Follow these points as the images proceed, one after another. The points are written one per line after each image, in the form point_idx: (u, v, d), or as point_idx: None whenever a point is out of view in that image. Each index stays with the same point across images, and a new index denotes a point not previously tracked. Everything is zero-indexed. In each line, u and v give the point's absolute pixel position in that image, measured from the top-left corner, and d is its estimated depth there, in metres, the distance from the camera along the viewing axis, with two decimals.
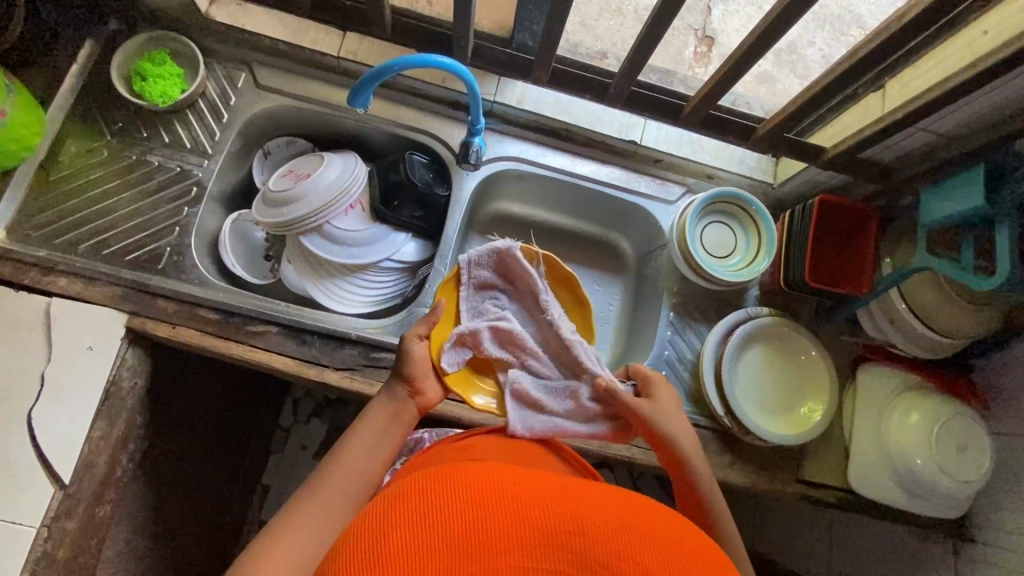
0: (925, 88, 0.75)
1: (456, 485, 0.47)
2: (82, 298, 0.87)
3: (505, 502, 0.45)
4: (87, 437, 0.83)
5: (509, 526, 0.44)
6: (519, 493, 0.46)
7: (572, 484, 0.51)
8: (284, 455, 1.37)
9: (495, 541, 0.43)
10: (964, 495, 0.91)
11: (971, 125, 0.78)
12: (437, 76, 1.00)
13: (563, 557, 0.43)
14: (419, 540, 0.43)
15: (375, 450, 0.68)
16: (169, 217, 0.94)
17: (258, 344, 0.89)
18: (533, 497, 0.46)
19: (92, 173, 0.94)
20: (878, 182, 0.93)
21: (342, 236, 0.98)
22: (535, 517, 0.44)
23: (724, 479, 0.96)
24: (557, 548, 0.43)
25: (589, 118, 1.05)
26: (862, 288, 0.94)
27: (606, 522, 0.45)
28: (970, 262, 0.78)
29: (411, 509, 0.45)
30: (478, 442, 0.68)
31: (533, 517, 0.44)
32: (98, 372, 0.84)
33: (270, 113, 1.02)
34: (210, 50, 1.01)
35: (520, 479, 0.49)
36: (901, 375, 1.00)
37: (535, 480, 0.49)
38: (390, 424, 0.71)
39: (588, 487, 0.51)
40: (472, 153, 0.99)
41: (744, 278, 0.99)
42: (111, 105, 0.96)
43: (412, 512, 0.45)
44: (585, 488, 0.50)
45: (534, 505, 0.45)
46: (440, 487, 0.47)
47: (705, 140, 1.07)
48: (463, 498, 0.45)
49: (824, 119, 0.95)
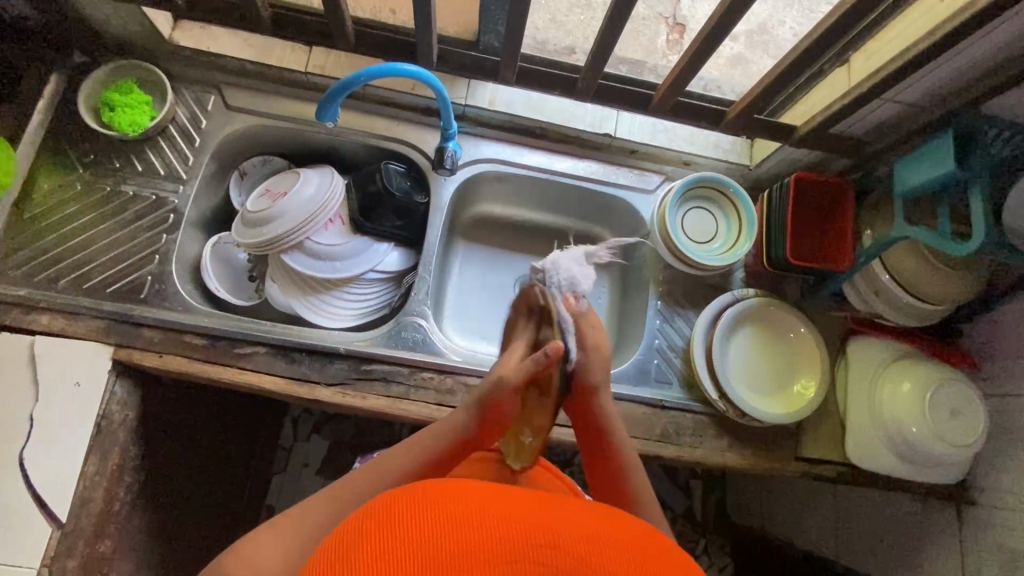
0: (889, 58, 0.75)
1: (439, 500, 0.43)
2: (65, 334, 0.86)
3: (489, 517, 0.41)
4: (82, 473, 0.83)
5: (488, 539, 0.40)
6: (497, 507, 0.43)
7: (550, 503, 0.47)
8: (287, 474, 1.38)
9: (471, 551, 0.39)
10: (961, 459, 0.92)
11: (939, 91, 0.78)
12: (407, 84, 1.01)
13: (543, 575, 0.38)
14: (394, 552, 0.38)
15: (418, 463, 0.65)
16: (147, 246, 0.93)
17: (246, 365, 0.89)
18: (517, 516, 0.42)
19: (67, 208, 0.93)
20: (851, 156, 0.93)
21: (323, 251, 0.97)
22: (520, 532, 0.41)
23: (723, 462, 0.96)
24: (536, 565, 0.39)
25: (563, 114, 1.05)
26: (843, 263, 0.94)
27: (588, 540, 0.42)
28: (947, 228, 0.78)
29: (390, 526, 0.40)
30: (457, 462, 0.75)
31: (509, 528, 0.41)
32: (87, 407, 0.84)
33: (242, 133, 1.01)
34: (178, 75, 1.00)
35: (500, 496, 0.45)
36: (889, 345, 1.00)
37: (513, 498, 0.46)
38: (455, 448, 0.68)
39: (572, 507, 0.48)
40: (447, 158, 0.97)
41: (727, 262, 0.99)
42: (81, 137, 0.96)
43: (392, 527, 0.40)
44: (564, 507, 0.47)
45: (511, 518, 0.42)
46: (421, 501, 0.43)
47: (679, 128, 1.08)
48: (440, 514, 0.41)
49: (794, 98, 0.95)
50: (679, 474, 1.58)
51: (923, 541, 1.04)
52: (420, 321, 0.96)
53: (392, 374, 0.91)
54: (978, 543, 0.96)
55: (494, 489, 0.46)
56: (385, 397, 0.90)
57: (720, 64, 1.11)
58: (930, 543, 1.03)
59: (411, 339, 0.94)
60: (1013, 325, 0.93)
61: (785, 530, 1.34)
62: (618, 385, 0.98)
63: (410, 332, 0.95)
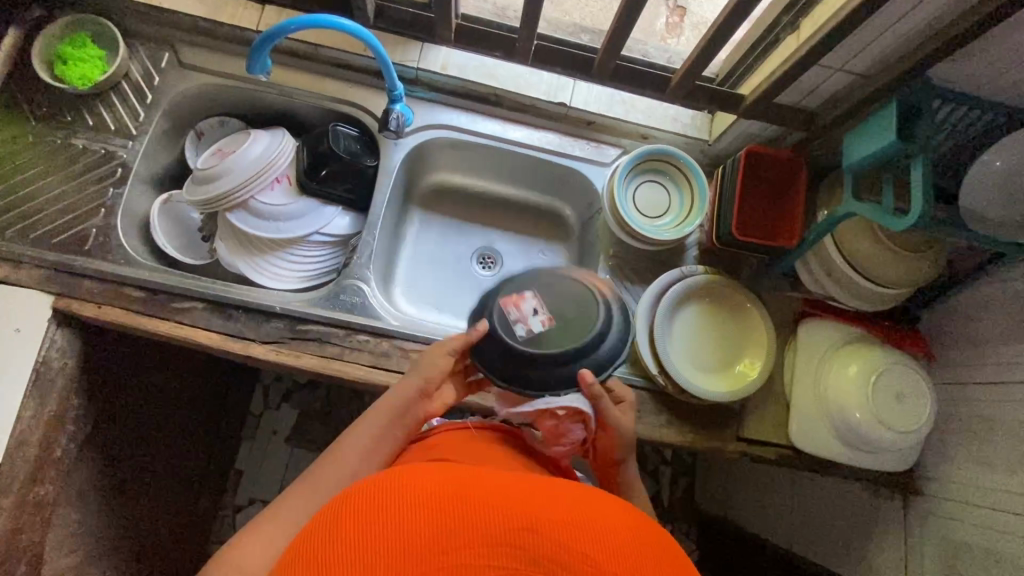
0: (830, 20, 0.72)
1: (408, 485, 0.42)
2: (8, 282, 0.88)
3: (460, 503, 0.41)
4: (17, 416, 0.84)
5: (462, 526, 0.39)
6: (471, 493, 0.42)
7: (534, 482, 0.46)
8: (255, 442, 1.41)
9: (437, 545, 0.38)
10: (903, 446, 0.90)
11: (885, 60, 0.75)
12: (357, 46, 0.99)
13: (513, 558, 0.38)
14: (363, 552, 0.38)
15: (370, 457, 0.66)
16: (94, 199, 0.94)
17: (183, 319, 0.89)
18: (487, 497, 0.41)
19: (18, 159, 0.94)
20: (805, 130, 0.90)
21: (268, 211, 0.97)
22: (490, 515, 0.40)
23: (661, 440, 0.95)
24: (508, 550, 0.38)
25: (518, 81, 1.03)
26: (791, 239, 0.91)
27: (559, 516, 0.41)
28: (891, 203, 0.76)
29: (361, 519, 0.40)
30: (444, 443, 0.65)
31: (479, 513, 0.40)
32: (26, 353, 0.86)
33: (196, 92, 1.01)
34: (133, 31, 1.01)
35: (478, 479, 0.44)
36: (841, 329, 0.98)
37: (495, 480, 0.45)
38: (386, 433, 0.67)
39: (552, 482, 0.47)
40: (393, 119, 0.96)
41: (673, 237, 0.97)
42: (35, 91, 0.97)
43: (361, 519, 0.40)
44: (550, 487, 0.46)
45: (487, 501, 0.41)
46: (392, 487, 0.42)
47: (639, 100, 1.05)
48: (411, 501, 0.40)
49: (750, 69, 0.92)
50: (647, 459, 1.57)
51: (873, 531, 1.01)
52: (362, 285, 0.96)
53: (327, 334, 0.91)
54: (922, 533, 0.94)
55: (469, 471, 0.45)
56: (319, 357, 0.90)
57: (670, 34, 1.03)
58: (879, 533, 1.00)
59: (349, 302, 0.94)
60: (969, 312, 0.90)
61: (744, 518, 1.33)
62: None
63: (350, 295, 0.95)
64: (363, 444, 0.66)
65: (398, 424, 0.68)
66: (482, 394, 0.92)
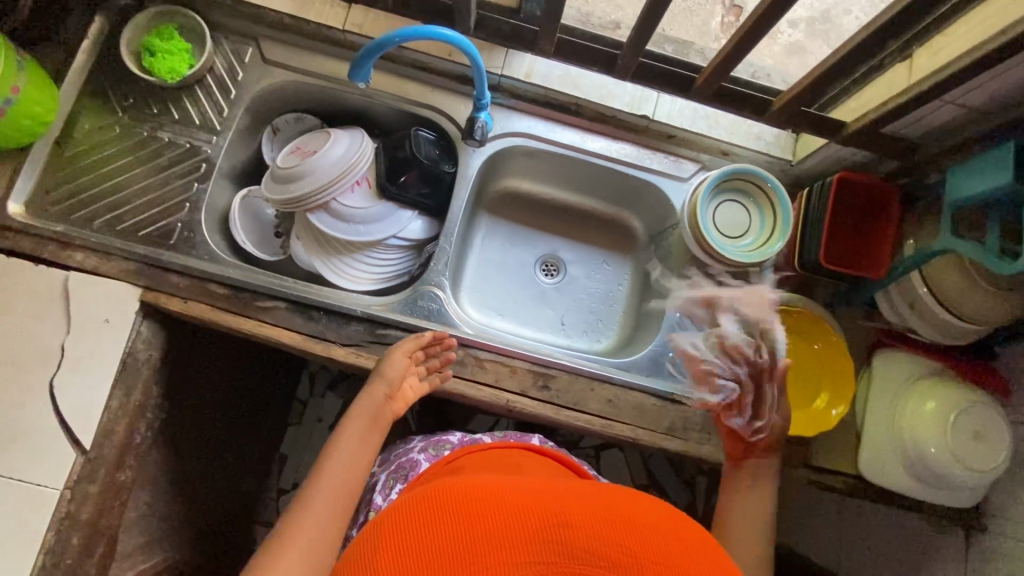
0: (954, 55, 0.69)
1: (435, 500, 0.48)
2: (97, 273, 0.89)
3: (484, 508, 0.46)
4: (105, 406, 0.86)
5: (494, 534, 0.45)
6: (496, 497, 0.47)
7: (553, 485, 0.52)
8: (301, 427, 1.40)
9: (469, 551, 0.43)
10: (976, 484, 0.89)
11: (1006, 97, 0.72)
12: (443, 50, 0.99)
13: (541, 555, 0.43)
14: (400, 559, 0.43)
15: (358, 461, 0.74)
16: (179, 193, 0.95)
17: (266, 318, 0.91)
18: (510, 502, 0.47)
19: (106, 150, 0.95)
20: (901, 159, 0.88)
21: (347, 213, 0.98)
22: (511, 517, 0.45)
23: (727, 463, 0.94)
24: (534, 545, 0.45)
25: (601, 92, 1.02)
26: (881, 270, 0.90)
27: (576, 511, 0.47)
28: (995, 244, 0.74)
29: (397, 533, 0.46)
30: (464, 464, 0.70)
31: (502, 515, 0.45)
32: (115, 344, 0.87)
33: (277, 89, 1.01)
34: (218, 24, 1.00)
35: (502, 484, 0.50)
36: (918, 361, 0.97)
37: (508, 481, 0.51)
38: (369, 433, 0.78)
39: (564, 485, 0.52)
40: (477, 128, 0.97)
41: (755, 260, 0.96)
42: (122, 81, 0.97)
43: (400, 534, 0.45)
44: (564, 487, 0.51)
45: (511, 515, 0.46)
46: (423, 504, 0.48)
47: (722, 115, 1.03)
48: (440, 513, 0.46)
49: (847, 93, 0.90)
50: (684, 467, 1.57)
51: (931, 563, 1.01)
52: (437, 292, 0.97)
53: (405, 340, 0.92)
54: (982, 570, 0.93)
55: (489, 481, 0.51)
56: None
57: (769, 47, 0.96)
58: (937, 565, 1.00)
59: (427, 309, 0.95)
60: None
61: None
62: (630, 374, 0.97)
63: (427, 302, 0.95)
64: (354, 442, 0.76)
65: (383, 412, 0.81)
66: (554, 409, 0.92)
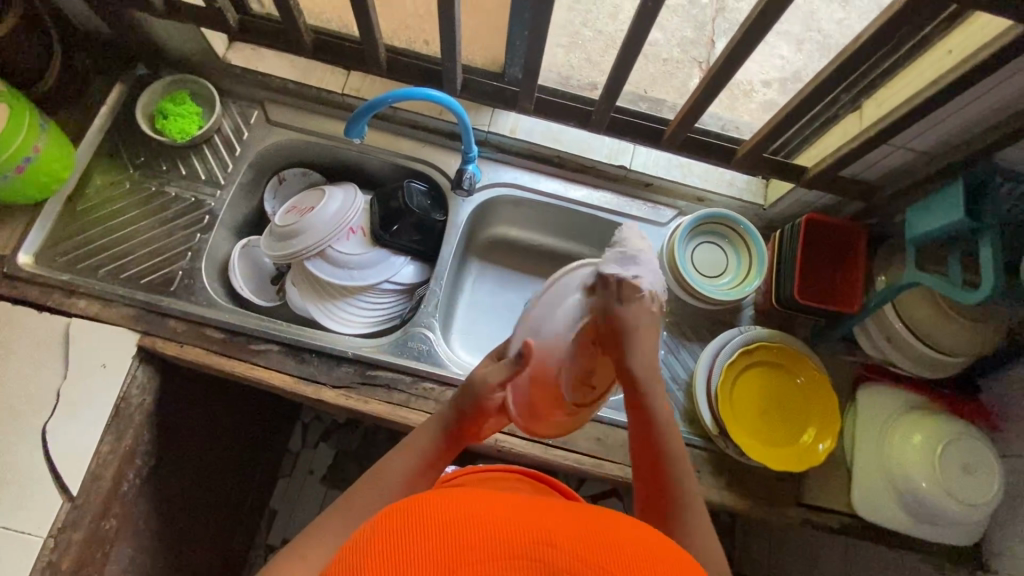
0: (896, 106, 0.76)
1: (518, 511, 0.43)
2: (98, 319, 0.93)
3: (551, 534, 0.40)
4: (96, 450, 0.87)
5: (514, 534, 0.40)
6: (567, 530, 0.41)
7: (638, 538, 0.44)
8: (292, 479, 1.36)
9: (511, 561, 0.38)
10: (973, 520, 0.87)
11: (950, 140, 0.78)
12: (434, 109, 1.07)
13: None
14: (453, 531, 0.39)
15: (411, 476, 0.65)
16: (182, 243, 1.00)
17: (260, 361, 0.93)
18: (580, 531, 0.42)
19: (116, 204, 1.01)
20: (863, 200, 0.93)
21: (343, 260, 1.02)
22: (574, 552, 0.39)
23: (716, 501, 0.94)
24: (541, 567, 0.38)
25: (580, 145, 1.10)
26: (853, 305, 0.94)
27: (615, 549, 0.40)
28: (957, 276, 0.77)
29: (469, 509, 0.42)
30: (498, 498, 0.45)
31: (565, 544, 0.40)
32: (110, 388, 0.89)
33: (279, 147, 1.08)
34: (227, 90, 1.09)
35: (581, 518, 0.44)
36: (902, 394, 0.98)
37: (577, 505, 0.48)
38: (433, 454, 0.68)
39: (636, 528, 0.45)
40: (466, 179, 1.04)
41: (734, 297, 1.00)
42: (135, 141, 1.04)
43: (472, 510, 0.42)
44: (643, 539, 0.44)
45: (553, 521, 0.42)
46: (497, 507, 0.43)
47: (695, 165, 1.11)
48: (513, 520, 0.41)
49: (807, 141, 0.96)
50: None
51: None
52: (427, 333, 0.99)
53: (395, 381, 0.94)
54: None
55: (577, 514, 0.45)
56: (386, 404, 0.92)
57: (752, 109, 1.09)
58: None
59: (416, 349, 0.97)
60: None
61: None
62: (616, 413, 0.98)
63: (417, 342, 0.98)
64: (403, 471, 0.65)
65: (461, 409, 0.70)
66: (543, 448, 0.93)
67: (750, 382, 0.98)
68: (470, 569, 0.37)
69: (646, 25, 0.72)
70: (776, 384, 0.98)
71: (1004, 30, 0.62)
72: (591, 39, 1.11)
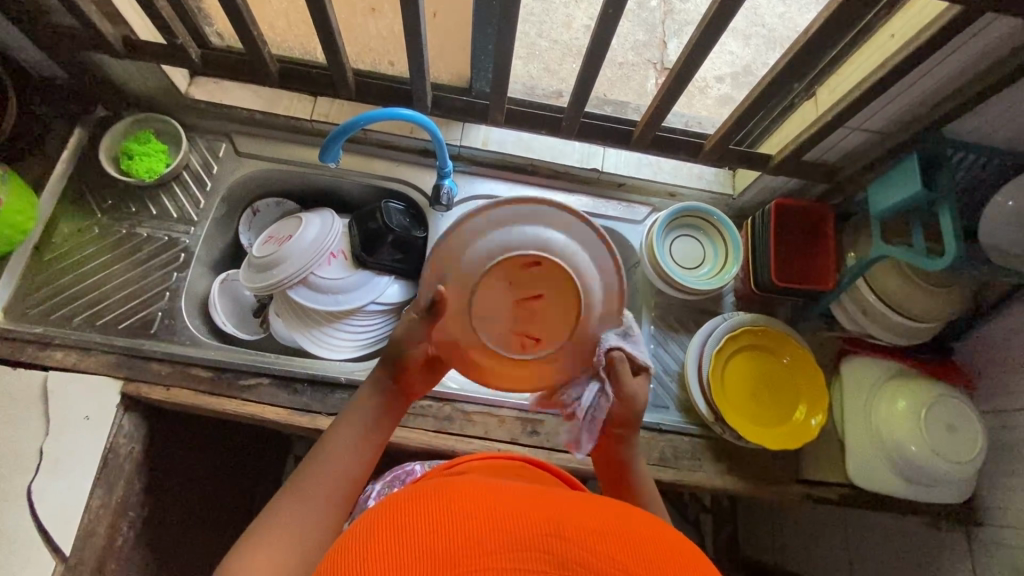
0: (848, 92, 0.80)
1: (520, 498, 0.42)
2: (77, 369, 0.90)
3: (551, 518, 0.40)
4: (87, 505, 0.84)
5: (515, 521, 0.39)
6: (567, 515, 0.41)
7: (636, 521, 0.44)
8: None
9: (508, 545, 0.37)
10: (962, 477, 0.91)
11: (901, 119, 0.83)
12: (403, 128, 1.07)
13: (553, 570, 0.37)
14: (452, 516, 0.39)
15: (360, 447, 0.65)
16: (158, 284, 0.98)
17: (249, 396, 0.92)
18: (580, 517, 0.41)
19: (85, 251, 0.99)
20: (827, 181, 0.97)
21: (326, 285, 1.01)
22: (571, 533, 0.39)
23: (719, 486, 0.96)
24: (545, 558, 0.37)
25: (552, 151, 1.12)
26: (828, 283, 0.97)
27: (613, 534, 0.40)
28: (921, 245, 0.81)
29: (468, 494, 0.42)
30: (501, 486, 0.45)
31: (565, 528, 0.39)
32: (96, 439, 0.86)
33: (251, 178, 1.07)
34: (192, 125, 1.07)
35: (580, 505, 0.44)
36: (883, 363, 1.01)
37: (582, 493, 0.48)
38: (374, 424, 0.67)
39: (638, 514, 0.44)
40: (443, 195, 1.03)
41: (715, 286, 1.03)
42: (100, 184, 1.02)
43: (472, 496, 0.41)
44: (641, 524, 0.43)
45: (558, 509, 0.42)
46: (501, 495, 0.42)
47: (664, 161, 1.14)
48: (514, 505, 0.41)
49: (768, 130, 1.01)
50: (687, 508, 1.45)
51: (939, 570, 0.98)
52: None
53: None
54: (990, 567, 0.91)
55: (576, 500, 0.44)
56: None
57: (709, 104, 1.13)
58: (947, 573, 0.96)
59: None
60: (997, 343, 0.93)
61: None
62: None
63: None
64: (353, 439, 0.65)
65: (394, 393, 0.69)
66: (547, 453, 0.93)
67: (738, 365, 1.00)
68: (466, 557, 0.37)
69: (607, 32, 0.75)
70: (765, 366, 1.00)
71: (936, 16, 0.67)
72: (547, 48, 1.13)
